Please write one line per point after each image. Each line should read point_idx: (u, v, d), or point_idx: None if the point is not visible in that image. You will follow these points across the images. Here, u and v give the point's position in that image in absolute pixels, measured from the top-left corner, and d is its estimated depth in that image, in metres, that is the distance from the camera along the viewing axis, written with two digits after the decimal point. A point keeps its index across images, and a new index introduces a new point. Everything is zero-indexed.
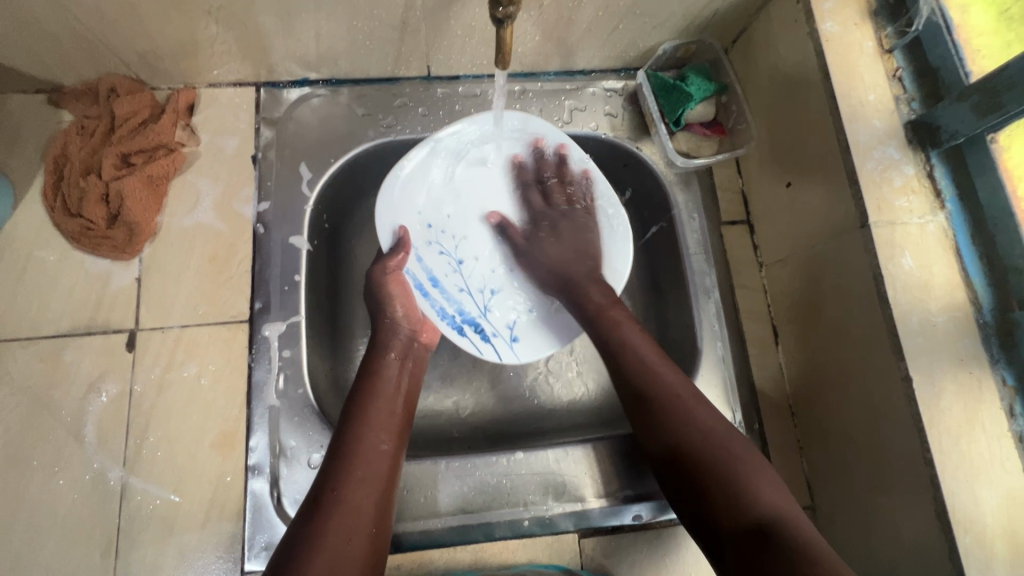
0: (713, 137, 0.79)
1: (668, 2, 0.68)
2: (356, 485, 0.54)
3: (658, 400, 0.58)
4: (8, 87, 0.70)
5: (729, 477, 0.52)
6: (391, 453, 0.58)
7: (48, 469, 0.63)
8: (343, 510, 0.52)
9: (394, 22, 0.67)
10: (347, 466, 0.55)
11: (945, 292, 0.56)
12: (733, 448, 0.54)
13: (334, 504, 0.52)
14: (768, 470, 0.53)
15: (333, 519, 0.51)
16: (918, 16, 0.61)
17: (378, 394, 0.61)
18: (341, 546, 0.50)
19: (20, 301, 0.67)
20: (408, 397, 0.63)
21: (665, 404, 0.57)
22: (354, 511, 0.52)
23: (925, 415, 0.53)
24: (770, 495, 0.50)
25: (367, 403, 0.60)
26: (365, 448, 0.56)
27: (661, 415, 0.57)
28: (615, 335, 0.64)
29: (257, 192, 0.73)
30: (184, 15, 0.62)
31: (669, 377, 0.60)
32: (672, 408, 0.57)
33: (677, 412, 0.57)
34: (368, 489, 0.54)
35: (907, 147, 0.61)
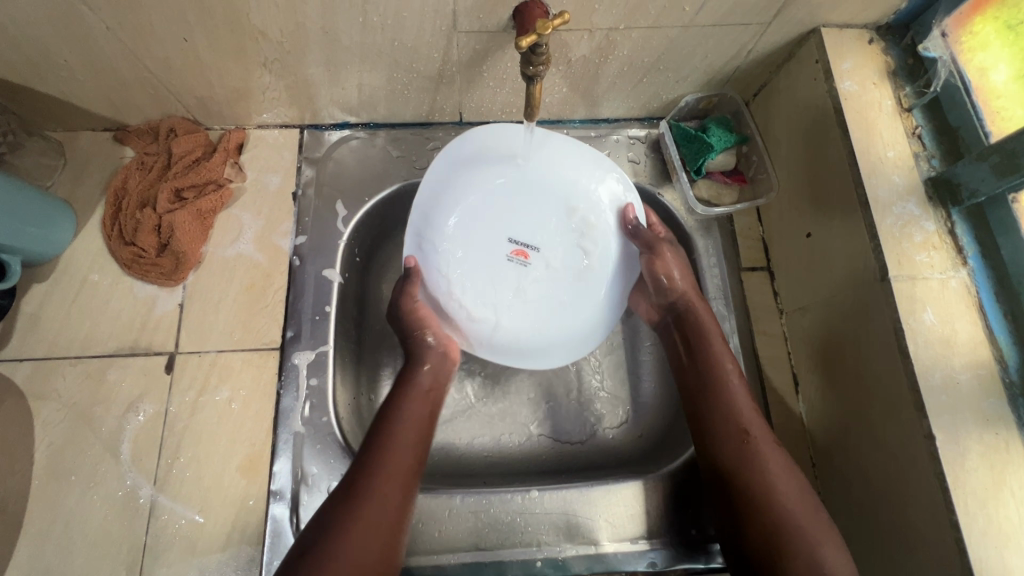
0: (734, 185, 0.81)
1: (690, 59, 0.72)
2: (388, 480, 0.57)
3: (727, 411, 0.63)
4: (80, 125, 0.77)
5: (764, 477, 0.59)
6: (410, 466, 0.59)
7: (84, 484, 0.66)
8: (362, 515, 0.54)
9: (430, 73, 0.71)
10: (382, 452, 0.59)
11: (967, 349, 0.56)
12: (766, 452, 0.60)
13: (367, 493, 0.55)
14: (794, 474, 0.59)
15: (364, 506, 0.55)
16: (936, 78, 0.64)
17: (410, 403, 0.65)
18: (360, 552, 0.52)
19: (73, 321, 0.72)
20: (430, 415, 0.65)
21: (726, 402, 0.64)
22: (379, 498, 0.55)
23: (948, 473, 0.53)
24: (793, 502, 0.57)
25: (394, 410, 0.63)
26: (388, 443, 0.60)
27: (710, 407, 0.64)
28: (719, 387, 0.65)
29: (295, 226, 0.78)
30: (242, 66, 0.68)
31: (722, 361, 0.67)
32: (722, 402, 0.64)
33: (728, 404, 0.64)
34: (394, 481, 0.57)
35: (927, 204, 0.62)
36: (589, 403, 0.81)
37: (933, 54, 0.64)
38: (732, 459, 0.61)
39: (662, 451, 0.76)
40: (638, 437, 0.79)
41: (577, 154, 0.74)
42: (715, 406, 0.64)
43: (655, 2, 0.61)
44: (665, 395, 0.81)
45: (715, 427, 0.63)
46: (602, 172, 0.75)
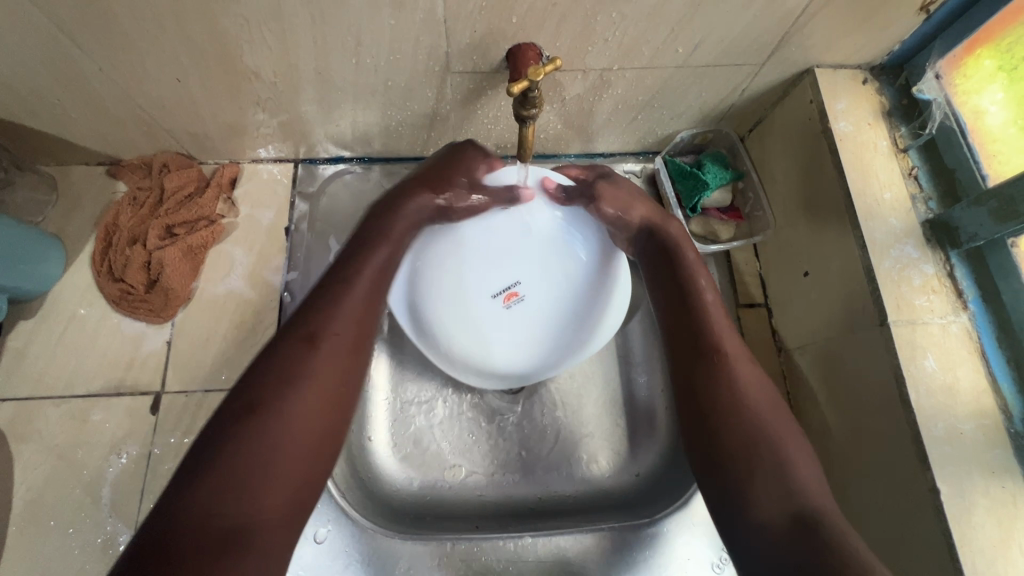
0: (731, 222, 0.80)
1: (685, 98, 0.72)
2: (349, 347, 0.52)
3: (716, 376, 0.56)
4: (74, 160, 0.77)
5: (777, 453, 0.50)
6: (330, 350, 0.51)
7: (63, 529, 0.64)
8: (295, 389, 0.47)
9: (425, 111, 0.71)
10: (333, 312, 0.53)
11: (970, 397, 0.55)
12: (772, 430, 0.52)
13: (327, 350, 0.50)
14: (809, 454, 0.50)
15: (315, 365, 0.49)
16: (932, 120, 0.63)
17: (373, 248, 0.59)
18: (280, 435, 0.45)
19: (58, 359, 0.71)
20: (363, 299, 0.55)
21: (714, 369, 0.56)
22: (328, 344, 0.51)
23: (954, 530, 0.51)
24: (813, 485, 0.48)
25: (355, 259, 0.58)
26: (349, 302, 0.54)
27: (709, 371, 0.56)
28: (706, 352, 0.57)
29: (287, 262, 0.77)
30: (236, 104, 0.68)
31: (721, 329, 0.59)
32: (719, 372, 0.56)
33: (730, 373, 0.56)
34: (355, 354, 0.53)
35: (925, 246, 0.61)
36: (584, 441, 0.79)
37: (927, 96, 0.64)
38: (736, 449, 0.51)
39: (659, 493, 0.74)
40: (635, 476, 0.77)
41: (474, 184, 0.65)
42: (714, 368, 0.56)
43: (649, 44, 0.61)
44: (662, 433, 0.79)
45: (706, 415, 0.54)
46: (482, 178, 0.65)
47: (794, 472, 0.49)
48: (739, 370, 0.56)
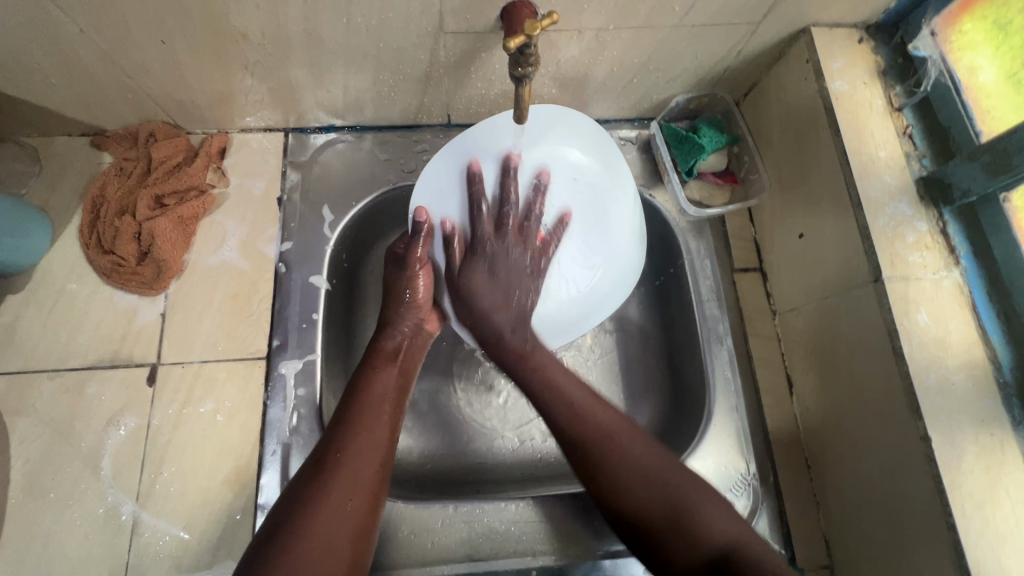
0: (725, 186, 0.80)
1: (680, 60, 0.71)
2: (358, 455, 0.54)
3: (599, 438, 0.56)
4: (55, 130, 0.75)
5: (688, 508, 0.52)
6: (386, 440, 0.57)
7: (63, 501, 0.63)
8: (345, 475, 0.52)
9: (417, 75, 0.70)
10: (352, 434, 0.56)
11: (961, 349, 0.56)
12: (676, 482, 0.53)
13: (337, 465, 0.53)
14: (711, 492, 0.53)
15: (330, 481, 0.51)
16: (926, 77, 0.64)
17: (382, 369, 0.64)
18: (339, 509, 0.50)
19: (49, 333, 0.70)
20: (400, 393, 0.63)
21: (576, 418, 0.57)
22: (376, 436, 0.56)
23: (945, 476, 0.52)
24: (720, 521, 0.51)
25: (372, 380, 0.62)
26: (370, 417, 0.58)
27: (592, 454, 0.55)
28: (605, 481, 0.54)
29: (281, 232, 0.76)
30: (223, 69, 0.66)
31: (603, 412, 0.58)
32: (608, 449, 0.55)
33: (615, 447, 0.55)
34: (369, 457, 0.55)
35: (919, 204, 0.61)
36: None
37: (923, 53, 0.64)
38: (640, 501, 0.52)
39: None
40: None
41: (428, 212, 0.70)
42: (603, 467, 0.54)
43: (645, 3, 0.60)
44: (660, 399, 0.80)
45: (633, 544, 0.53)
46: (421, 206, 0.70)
47: (715, 528, 0.51)
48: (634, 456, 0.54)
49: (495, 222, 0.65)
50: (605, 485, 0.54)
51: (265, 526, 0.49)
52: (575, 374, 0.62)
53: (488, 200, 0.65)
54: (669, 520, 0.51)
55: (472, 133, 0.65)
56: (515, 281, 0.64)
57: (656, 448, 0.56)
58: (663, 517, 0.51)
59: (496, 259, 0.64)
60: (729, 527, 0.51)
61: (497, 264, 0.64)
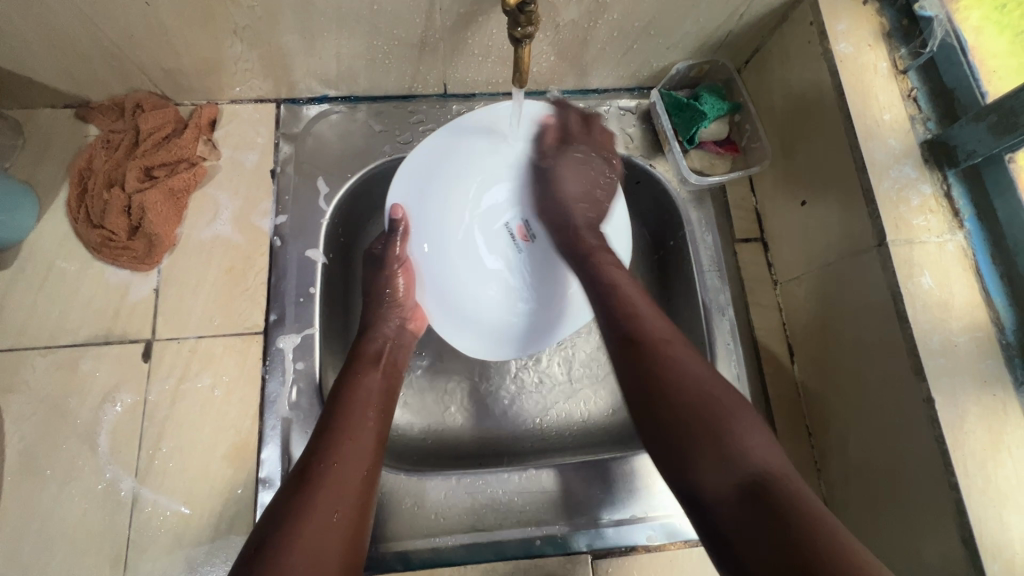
0: (727, 155, 0.79)
1: (682, 24, 0.70)
2: (343, 462, 0.52)
3: (653, 340, 0.57)
4: (38, 102, 0.72)
5: (723, 419, 0.50)
6: (372, 447, 0.56)
7: (61, 478, 0.63)
8: (332, 481, 0.51)
9: (412, 41, 0.68)
10: (338, 440, 0.54)
11: (964, 311, 0.56)
12: (725, 400, 0.52)
13: (324, 472, 0.51)
14: (761, 428, 0.51)
15: (315, 492, 0.49)
16: (932, 38, 0.62)
17: (365, 374, 0.62)
18: (328, 518, 0.48)
19: (40, 310, 0.68)
20: (385, 399, 0.61)
21: (632, 318, 0.60)
22: (361, 443, 0.55)
23: (948, 437, 0.52)
24: (758, 448, 0.49)
25: (357, 386, 0.60)
26: (354, 423, 0.56)
27: (648, 358, 0.55)
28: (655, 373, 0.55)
29: (275, 206, 0.74)
30: (211, 34, 0.64)
31: (687, 359, 0.55)
32: (660, 355, 0.55)
33: (668, 352, 0.56)
34: (355, 462, 0.53)
35: (923, 167, 0.61)
36: (583, 382, 0.80)
37: (929, 13, 0.63)
38: (687, 405, 0.52)
39: None
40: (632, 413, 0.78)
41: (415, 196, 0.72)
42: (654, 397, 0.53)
43: None
44: None
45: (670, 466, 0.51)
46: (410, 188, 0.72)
47: (750, 449, 0.48)
48: (686, 363, 0.55)
49: (559, 141, 0.75)
50: (662, 413, 0.52)
51: (253, 537, 0.47)
52: (630, 277, 0.66)
53: (551, 143, 0.75)
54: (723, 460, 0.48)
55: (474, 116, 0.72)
56: (599, 197, 0.73)
57: (716, 377, 0.54)
58: (708, 419, 0.50)
59: (590, 178, 0.73)
60: (770, 458, 0.48)
61: (535, 186, 0.75)
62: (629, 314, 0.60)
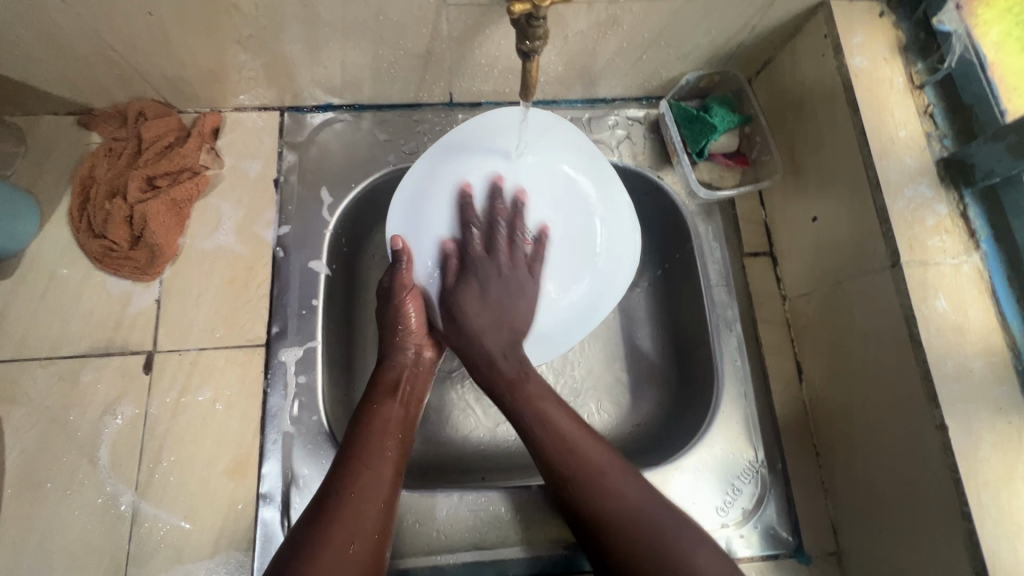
0: (736, 168, 0.78)
1: (692, 35, 0.68)
2: (356, 499, 0.53)
3: (587, 491, 0.56)
4: (40, 109, 0.72)
5: (666, 544, 0.52)
6: (388, 481, 0.56)
7: (61, 491, 0.62)
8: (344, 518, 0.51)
9: (418, 51, 0.67)
10: (356, 475, 0.54)
11: (980, 335, 0.55)
12: (665, 517, 0.54)
13: (338, 513, 0.52)
14: (703, 538, 0.54)
15: (326, 531, 0.50)
16: (951, 53, 0.61)
17: (384, 404, 0.61)
18: (338, 557, 0.49)
19: (41, 320, 0.68)
20: (405, 429, 0.61)
21: (586, 483, 0.56)
22: (376, 477, 0.55)
23: (961, 465, 0.51)
24: (709, 564, 0.52)
25: (379, 417, 0.60)
26: (372, 458, 0.56)
27: (588, 501, 0.55)
28: (574, 471, 0.56)
29: (278, 216, 0.74)
30: (215, 43, 0.63)
31: (590, 446, 0.58)
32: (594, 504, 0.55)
33: (607, 487, 0.55)
34: (370, 502, 0.53)
35: (939, 185, 0.59)
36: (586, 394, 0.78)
37: (947, 27, 0.62)
38: (609, 517, 0.54)
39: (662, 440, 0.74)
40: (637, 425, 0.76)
41: (419, 214, 0.68)
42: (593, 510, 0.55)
43: None
44: (666, 385, 0.78)
45: (598, 536, 0.55)
46: (412, 212, 0.68)
47: (689, 564, 0.51)
48: (619, 470, 0.56)
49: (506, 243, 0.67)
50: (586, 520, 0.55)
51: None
52: (573, 412, 0.60)
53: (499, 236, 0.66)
54: (615, 543, 0.54)
55: (467, 129, 0.69)
56: (514, 316, 0.65)
57: (647, 489, 0.56)
58: (629, 537, 0.53)
59: (501, 296, 0.65)
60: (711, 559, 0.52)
61: (493, 285, 0.65)
62: (568, 451, 0.57)
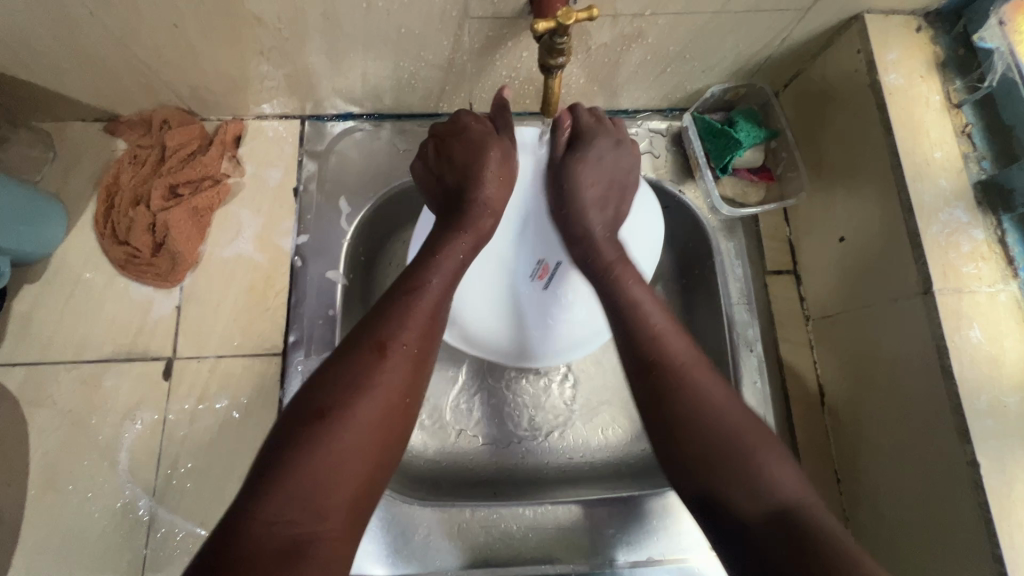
0: (761, 183, 0.76)
1: (719, 48, 0.67)
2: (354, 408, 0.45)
3: (699, 418, 0.50)
4: (68, 116, 0.73)
5: (749, 461, 0.48)
6: (396, 395, 0.48)
7: (81, 493, 0.63)
8: (339, 432, 0.44)
9: (439, 62, 0.67)
10: (352, 387, 0.46)
11: (1016, 368, 0.52)
12: (748, 439, 0.49)
13: (333, 422, 0.44)
14: (788, 462, 0.49)
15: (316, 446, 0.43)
16: (991, 72, 0.59)
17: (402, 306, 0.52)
18: (323, 485, 0.42)
19: (66, 324, 0.69)
20: (423, 335, 0.52)
21: (680, 376, 0.52)
22: (378, 384, 0.47)
23: (993, 505, 0.49)
24: (786, 483, 0.47)
25: (366, 367, 0.47)
26: (375, 360, 0.48)
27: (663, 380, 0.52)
28: (667, 368, 0.53)
29: (297, 225, 0.74)
30: (239, 54, 0.63)
31: (680, 347, 0.54)
32: (684, 392, 0.51)
33: (687, 379, 0.52)
34: (371, 415, 0.46)
35: (976, 210, 0.57)
36: (601, 408, 0.78)
37: (988, 44, 0.59)
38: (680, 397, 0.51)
39: None
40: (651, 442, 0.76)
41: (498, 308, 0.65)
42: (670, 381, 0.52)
43: None
44: None
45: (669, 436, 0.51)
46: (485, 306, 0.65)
47: (774, 486, 0.47)
48: (707, 377, 0.52)
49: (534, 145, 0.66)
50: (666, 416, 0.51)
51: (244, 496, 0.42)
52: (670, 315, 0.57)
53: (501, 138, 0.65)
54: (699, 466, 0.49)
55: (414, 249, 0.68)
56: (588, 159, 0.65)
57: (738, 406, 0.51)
58: (721, 426, 0.50)
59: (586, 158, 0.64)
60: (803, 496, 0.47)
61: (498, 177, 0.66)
62: (659, 365, 0.53)
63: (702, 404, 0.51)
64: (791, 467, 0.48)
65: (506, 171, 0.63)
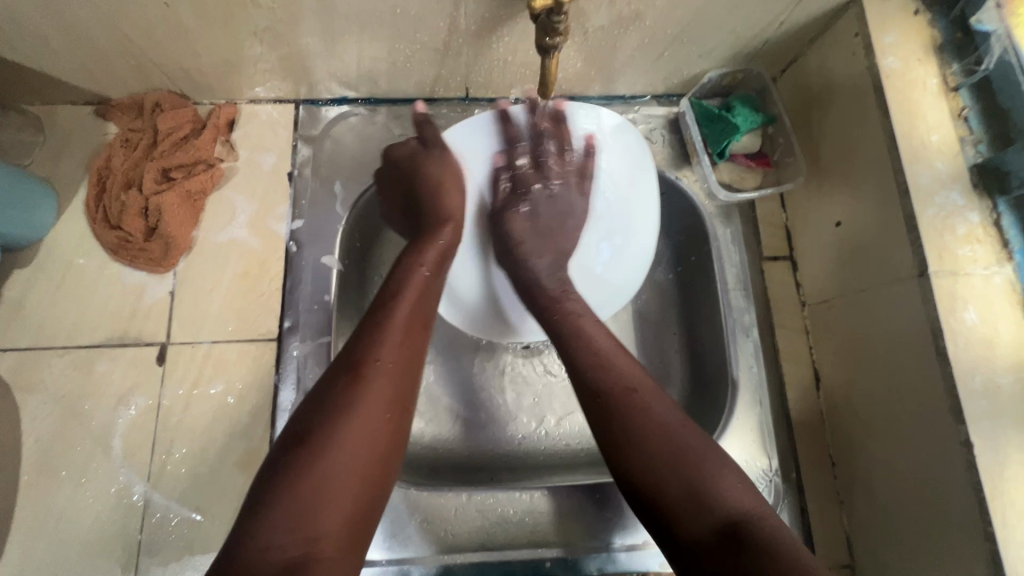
0: (757, 169, 0.75)
1: (717, 31, 0.66)
2: (345, 433, 0.44)
3: (645, 434, 0.48)
4: (58, 98, 0.72)
5: (702, 472, 0.46)
6: (383, 421, 0.46)
7: (74, 479, 0.63)
8: (325, 457, 0.43)
9: (435, 45, 0.66)
10: (334, 413, 0.45)
11: (1011, 350, 0.53)
12: (700, 449, 0.47)
13: (317, 450, 0.43)
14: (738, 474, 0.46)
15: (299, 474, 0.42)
16: (989, 55, 0.59)
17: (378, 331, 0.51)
18: (310, 510, 0.41)
19: (58, 310, 0.68)
20: (406, 358, 0.51)
21: (626, 398, 0.50)
22: (364, 409, 0.46)
23: (986, 484, 0.50)
24: (738, 492, 0.45)
25: (346, 395, 0.46)
26: (356, 384, 0.47)
27: (611, 405, 0.51)
28: (610, 390, 0.51)
29: (292, 210, 0.73)
30: (231, 35, 0.63)
31: (629, 369, 0.53)
32: (629, 407, 0.50)
33: (635, 399, 0.50)
34: (359, 438, 0.44)
35: (972, 193, 0.57)
36: None
37: (986, 27, 0.59)
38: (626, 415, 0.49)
39: None
40: None
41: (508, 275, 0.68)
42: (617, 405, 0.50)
43: None
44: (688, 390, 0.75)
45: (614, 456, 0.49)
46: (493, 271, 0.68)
47: (725, 495, 0.45)
48: (654, 394, 0.51)
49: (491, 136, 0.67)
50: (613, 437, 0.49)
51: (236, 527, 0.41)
52: (611, 339, 0.57)
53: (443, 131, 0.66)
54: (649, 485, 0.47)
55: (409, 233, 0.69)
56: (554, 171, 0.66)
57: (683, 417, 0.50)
58: (672, 441, 0.48)
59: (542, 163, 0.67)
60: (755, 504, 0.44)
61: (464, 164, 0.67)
62: (603, 390, 0.52)
63: (653, 420, 0.49)
64: (741, 479, 0.46)
65: (454, 178, 0.65)
